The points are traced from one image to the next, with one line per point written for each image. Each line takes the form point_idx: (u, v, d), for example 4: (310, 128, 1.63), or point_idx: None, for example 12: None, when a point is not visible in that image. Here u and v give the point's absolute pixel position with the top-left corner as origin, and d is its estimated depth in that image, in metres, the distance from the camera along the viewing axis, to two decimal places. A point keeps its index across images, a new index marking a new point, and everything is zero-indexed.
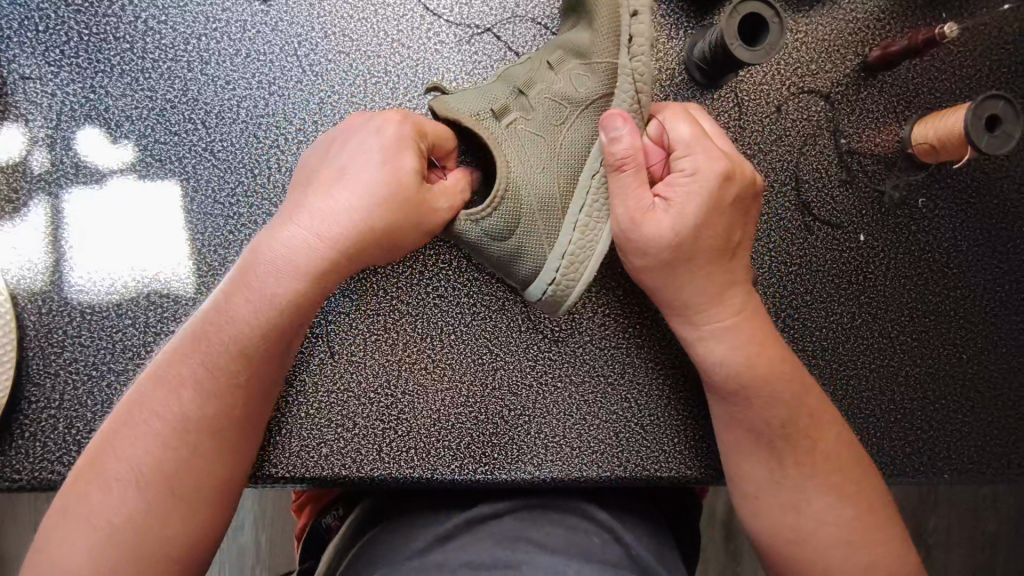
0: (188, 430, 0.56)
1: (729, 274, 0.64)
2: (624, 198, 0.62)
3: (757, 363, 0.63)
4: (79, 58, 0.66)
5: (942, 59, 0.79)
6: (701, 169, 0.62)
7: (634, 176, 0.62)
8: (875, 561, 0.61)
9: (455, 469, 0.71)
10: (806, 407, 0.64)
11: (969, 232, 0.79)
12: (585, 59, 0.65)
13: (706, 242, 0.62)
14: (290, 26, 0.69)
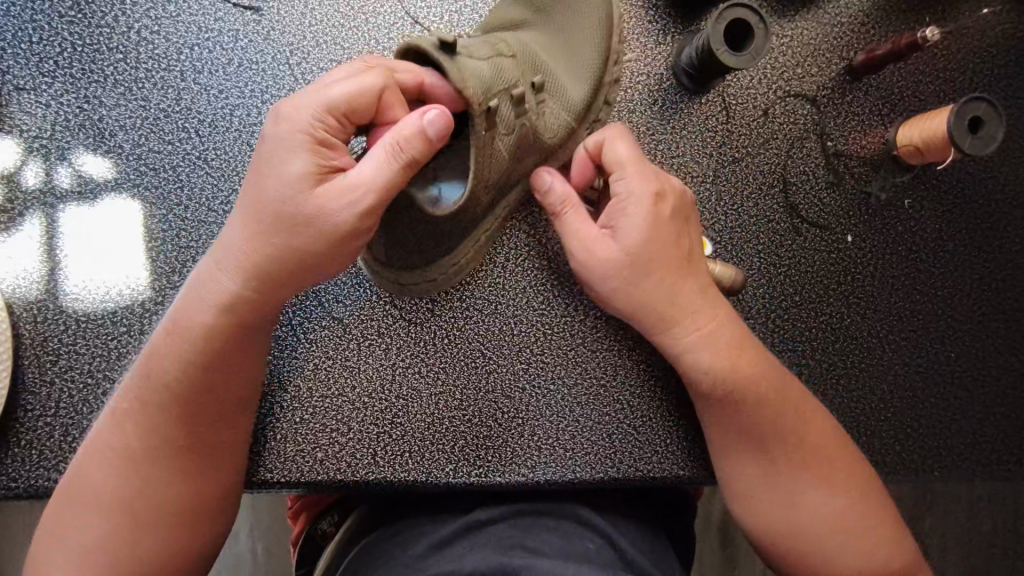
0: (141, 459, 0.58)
1: (694, 285, 0.65)
2: (573, 227, 0.65)
3: (750, 368, 0.64)
4: (72, 69, 0.67)
5: (926, 62, 0.80)
6: (662, 186, 0.65)
7: (574, 211, 0.65)
8: (870, 551, 0.62)
9: (449, 472, 0.72)
10: (790, 403, 0.65)
11: (954, 232, 0.81)
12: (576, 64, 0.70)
13: (639, 255, 0.63)
14: (281, 35, 0.70)
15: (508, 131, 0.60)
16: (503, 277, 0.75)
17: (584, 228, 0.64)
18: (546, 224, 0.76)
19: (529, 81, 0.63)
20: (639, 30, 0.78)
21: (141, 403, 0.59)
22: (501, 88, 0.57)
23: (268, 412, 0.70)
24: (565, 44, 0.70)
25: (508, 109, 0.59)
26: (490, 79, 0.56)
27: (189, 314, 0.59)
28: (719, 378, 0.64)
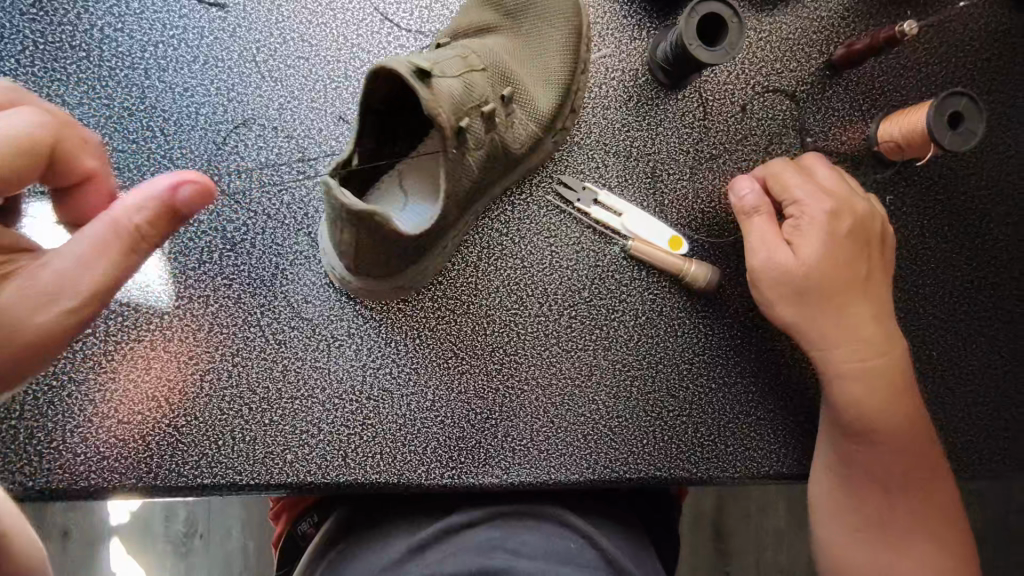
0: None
1: (866, 304, 0.66)
2: (758, 233, 0.67)
3: (887, 391, 0.64)
4: (34, 67, 0.66)
5: (908, 56, 0.79)
6: (838, 206, 0.66)
7: (762, 219, 0.68)
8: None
9: (422, 474, 0.71)
10: (920, 439, 0.65)
11: (936, 228, 0.79)
12: (540, 80, 0.70)
13: (827, 277, 0.65)
14: (248, 33, 0.69)
15: (479, 146, 0.63)
16: (477, 275, 0.74)
17: (758, 237, 0.67)
18: (520, 222, 0.75)
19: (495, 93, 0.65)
20: (614, 25, 0.76)
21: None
22: (470, 106, 0.61)
23: (237, 413, 0.69)
24: (533, 53, 0.70)
25: (480, 125, 0.62)
26: (459, 98, 0.60)
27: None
28: (872, 400, 0.64)
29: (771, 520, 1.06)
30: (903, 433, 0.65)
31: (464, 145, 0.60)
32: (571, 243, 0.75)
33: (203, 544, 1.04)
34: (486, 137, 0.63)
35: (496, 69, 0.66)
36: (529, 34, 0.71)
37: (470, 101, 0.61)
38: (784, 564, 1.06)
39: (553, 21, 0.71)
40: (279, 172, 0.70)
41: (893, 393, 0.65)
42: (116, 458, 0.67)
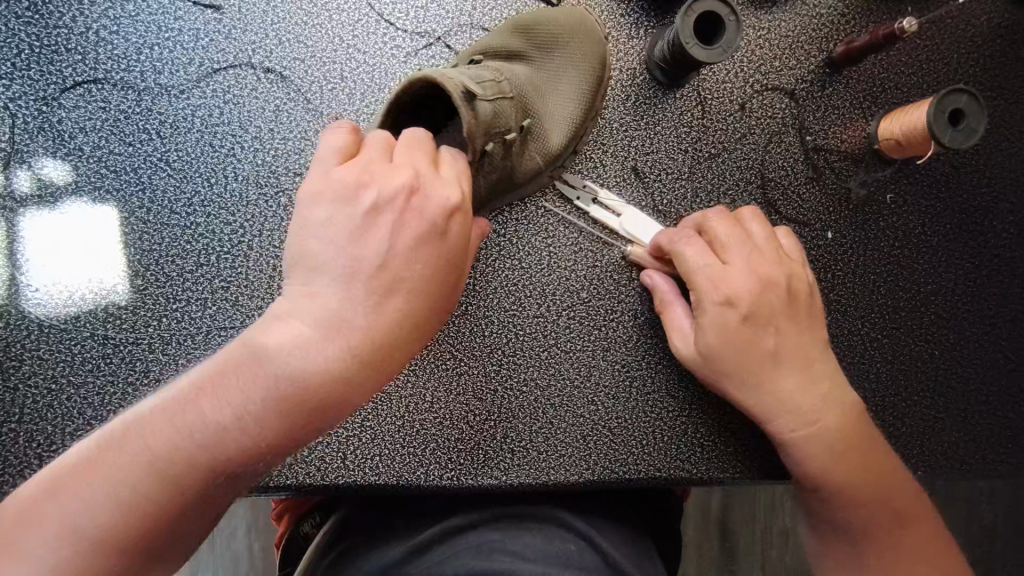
0: (146, 514, 0.43)
1: (791, 368, 0.62)
2: (674, 320, 0.67)
3: (841, 434, 0.62)
4: (31, 70, 0.66)
5: (909, 52, 0.78)
6: (715, 283, 0.63)
7: (680, 309, 0.68)
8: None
9: (421, 475, 0.71)
10: (895, 497, 0.61)
11: (938, 226, 0.79)
12: (558, 113, 0.68)
13: (744, 353, 0.62)
14: (243, 34, 0.69)
15: (488, 168, 0.59)
16: (475, 276, 0.74)
17: (674, 337, 0.67)
18: (518, 223, 0.75)
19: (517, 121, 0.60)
20: (612, 22, 0.76)
21: (172, 460, 0.43)
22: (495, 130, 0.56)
23: None
24: (554, 86, 0.68)
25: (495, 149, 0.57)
26: (488, 122, 0.55)
27: (188, 400, 0.44)
28: (828, 451, 0.61)
29: (775, 519, 1.06)
30: (873, 477, 0.61)
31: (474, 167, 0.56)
32: (569, 244, 0.75)
33: (207, 545, 1.04)
34: (501, 162, 0.61)
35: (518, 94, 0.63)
36: (552, 66, 0.69)
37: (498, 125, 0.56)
38: (791, 563, 1.05)
39: (576, 62, 0.69)
40: (275, 173, 0.68)
41: (849, 448, 0.61)
42: None
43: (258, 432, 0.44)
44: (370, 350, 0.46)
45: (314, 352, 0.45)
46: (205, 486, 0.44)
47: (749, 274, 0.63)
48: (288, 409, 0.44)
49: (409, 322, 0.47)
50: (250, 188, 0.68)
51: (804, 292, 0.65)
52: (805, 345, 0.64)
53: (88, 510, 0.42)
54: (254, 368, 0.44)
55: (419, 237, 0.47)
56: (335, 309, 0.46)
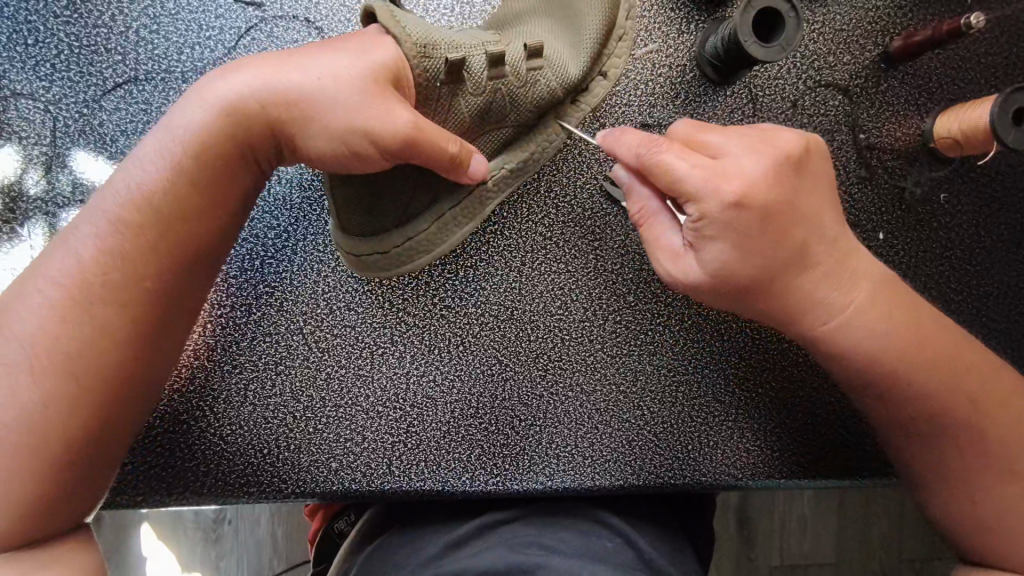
0: (93, 333, 0.51)
1: (809, 268, 0.57)
2: (661, 241, 0.58)
3: (879, 322, 0.58)
4: (71, 72, 0.64)
5: (966, 46, 0.75)
6: (706, 206, 0.53)
7: (658, 220, 0.58)
8: None
9: (466, 481, 0.70)
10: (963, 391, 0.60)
11: (993, 227, 0.76)
12: (573, 41, 0.66)
13: (759, 270, 0.55)
14: (285, 32, 0.67)
15: (475, 91, 0.58)
16: (520, 280, 0.72)
17: (660, 258, 0.58)
18: (564, 226, 0.73)
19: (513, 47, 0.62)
20: (661, 18, 0.73)
21: (87, 255, 0.52)
22: (474, 45, 0.58)
23: (281, 421, 0.69)
24: (565, 23, 0.67)
25: (483, 64, 0.58)
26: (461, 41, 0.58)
27: (105, 201, 0.53)
28: (869, 358, 0.59)
29: (796, 506, 1.05)
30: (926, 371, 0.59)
31: (455, 89, 0.57)
32: (615, 248, 0.74)
33: (232, 531, 1.05)
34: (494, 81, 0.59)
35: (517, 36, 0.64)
36: (567, 9, 0.67)
37: (474, 43, 0.59)
38: (809, 550, 1.05)
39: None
40: None
41: (899, 341, 0.59)
42: (163, 467, 0.67)
43: (148, 220, 0.52)
44: (249, 122, 0.52)
45: (208, 125, 0.52)
46: (122, 276, 0.52)
47: (733, 176, 0.53)
48: (181, 197, 0.53)
49: (297, 113, 0.52)
50: None
51: (803, 170, 0.56)
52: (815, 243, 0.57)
53: (37, 301, 0.51)
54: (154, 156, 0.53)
55: (336, 60, 0.52)
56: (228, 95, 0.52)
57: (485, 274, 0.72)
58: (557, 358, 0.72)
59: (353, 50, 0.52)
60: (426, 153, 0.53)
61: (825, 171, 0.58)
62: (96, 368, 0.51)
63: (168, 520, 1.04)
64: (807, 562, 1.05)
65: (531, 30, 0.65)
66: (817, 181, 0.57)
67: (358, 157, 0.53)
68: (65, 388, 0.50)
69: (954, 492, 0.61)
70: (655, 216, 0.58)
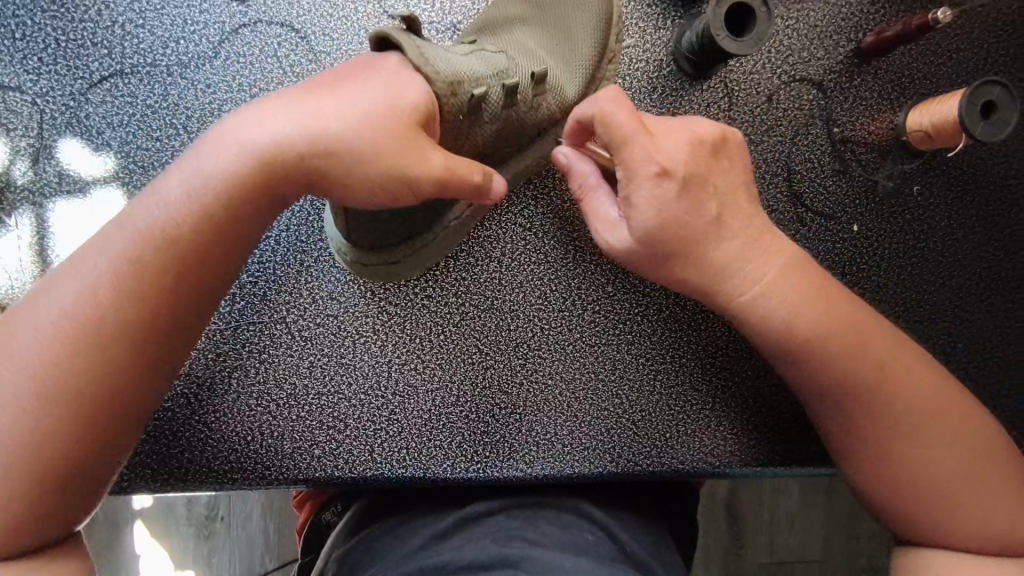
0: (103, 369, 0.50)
1: (727, 238, 0.58)
2: (597, 210, 0.59)
3: (806, 295, 0.59)
4: (58, 65, 0.66)
5: (938, 42, 0.77)
6: (635, 172, 0.55)
7: (596, 190, 0.60)
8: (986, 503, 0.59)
9: (448, 468, 0.71)
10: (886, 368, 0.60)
11: (964, 219, 0.78)
12: (569, 61, 0.67)
13: (687, 235, 0.57)
14: (269, 26, 0.68)
15: (492, 121, 0.59)
16: (501, 270, 0.74)
17: (597, 228, 0.59)
18: (544, 216, 0.75)
19: (523, 69, 0.61)
20: (639, 14, 0.75)
21: (100, 289, 0.51)
22: (491, 75, 0.57)
23: (264, 409, 0.70)
24: (561, 40, 0.67)
25: (499, 96, 0.58)
26: (482, 70, 0.56)
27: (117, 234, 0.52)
28: (802, 330, 0.59)
29: (783, 502, 1.06)
30: (856, 350, 0.60)
31: (476, 118, 0.57)
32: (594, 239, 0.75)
33: (224, 527, 1.05)
34: (503, 110, 0.59)
35: (522, 53, 0.63)
36: (560, 27, 0.68)
37: (494, 72, 0.57)
38: (796, 546, 1.06)
39: (582, 4, 0.68)
40: None
41: (828, 314, 0.60)
42: (148, 454, 0.68)
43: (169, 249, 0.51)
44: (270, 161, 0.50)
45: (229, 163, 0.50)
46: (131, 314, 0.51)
47: (658, 147, 0.56)
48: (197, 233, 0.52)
49: (333, 158, 0.49)
50: None
51: (721, 153, 0.59)
52: (741, 221, 0.59)
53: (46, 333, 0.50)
54: (181, 191, 0.51)
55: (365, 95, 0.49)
56: (262, 133, 0.49)
57: (466, 264, 0.74)
58: (537, 347, 0.74)
59: (382, 83, 0.50)
60: (454, 188, 0.53)
61: (741, 158, 0.61)
62: (103, 409, 0.51)
63: (161, 517, 1.05)
64: (794, 558, 1.06)
65: (532, 47, 0.65)
66: (732, 163, 0.60)
67: (389, 199, 0.52)
68: (62, 436, 0.50)
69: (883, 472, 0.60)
70: (594, 189, 0.60)
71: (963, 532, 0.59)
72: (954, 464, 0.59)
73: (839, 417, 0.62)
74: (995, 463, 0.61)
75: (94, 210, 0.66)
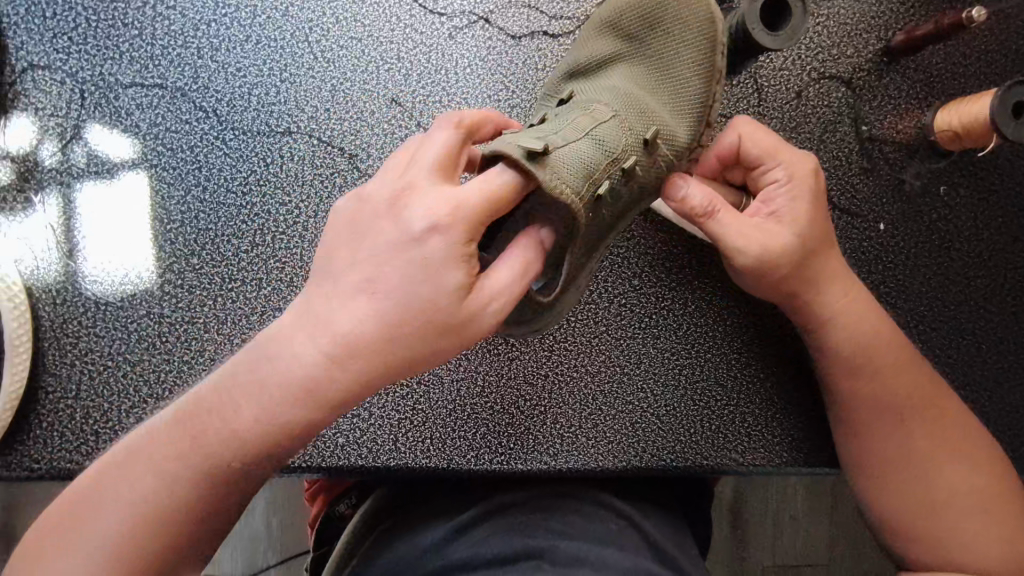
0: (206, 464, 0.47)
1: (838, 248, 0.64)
2: (736, 225, 0.58)
3: (874, 310, 0.64)
4: (88, 45, 0.66)
5: (967, 43, 0.77)
6: (794, 177, 0.61)
7: (727, 209, 0.58)
8: (1008, 520, 0.60)
9: (470, 459, 0.71)
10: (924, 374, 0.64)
11: (990, 220, 0.78)
12: (675, 98, 0.59)
13: (817, 239, 0.61)
14: (301, 12, 0.68)
15: (615, 200, 0.56)
16: None
17: (745, 240, 0.58)
18: None
19: (636, 134, 0.56)
20: None
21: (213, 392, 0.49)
22: (606, 160, 0.53)
23: None
24: (665, 77, 0.60)
25: (614, 181, 0.54)
26: (598, 156, 0.53)
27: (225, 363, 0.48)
28: (859, 334, 0.63)
29: (788, 506, 1.04)
30: (905, 359, 0.63)
31: (597, 207, 0.55)
32: (621, 231, 0.75)
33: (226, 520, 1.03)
34: (619, 190, 0.56)
35: (628, 103, 0.58)
36: (661, 60, 0.61)
37: (604, 155, 0.53)
38: (802, 551, 1.03)
39: (679, 30, 0.60)
40: (331, 153, 0.67)
41: (882, 320, 0.64)
42: None
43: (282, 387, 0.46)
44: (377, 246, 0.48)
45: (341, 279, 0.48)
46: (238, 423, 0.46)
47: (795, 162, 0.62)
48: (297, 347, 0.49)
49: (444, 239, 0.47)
50: (306, 168, 0.67)
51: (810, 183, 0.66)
52: (834, 246, 0.63)
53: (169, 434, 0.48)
54: (288, 365, 0.46)
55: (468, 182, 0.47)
56: (390, 302, 0.46)
57: None
58: (562, 340, 0.74)
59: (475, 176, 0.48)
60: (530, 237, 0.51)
61: None
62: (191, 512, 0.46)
63: None
64: (801, 562, 1.03)
65: (636, 92, 0.60)
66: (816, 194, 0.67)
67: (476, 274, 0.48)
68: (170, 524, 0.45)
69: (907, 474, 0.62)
70: (721, 211, 0.58)
71: (983, 544, 0.59)
72: (979, 483, 0.61)
73: (883, 421, 0.63)
74: (1015, 512, 0.60)
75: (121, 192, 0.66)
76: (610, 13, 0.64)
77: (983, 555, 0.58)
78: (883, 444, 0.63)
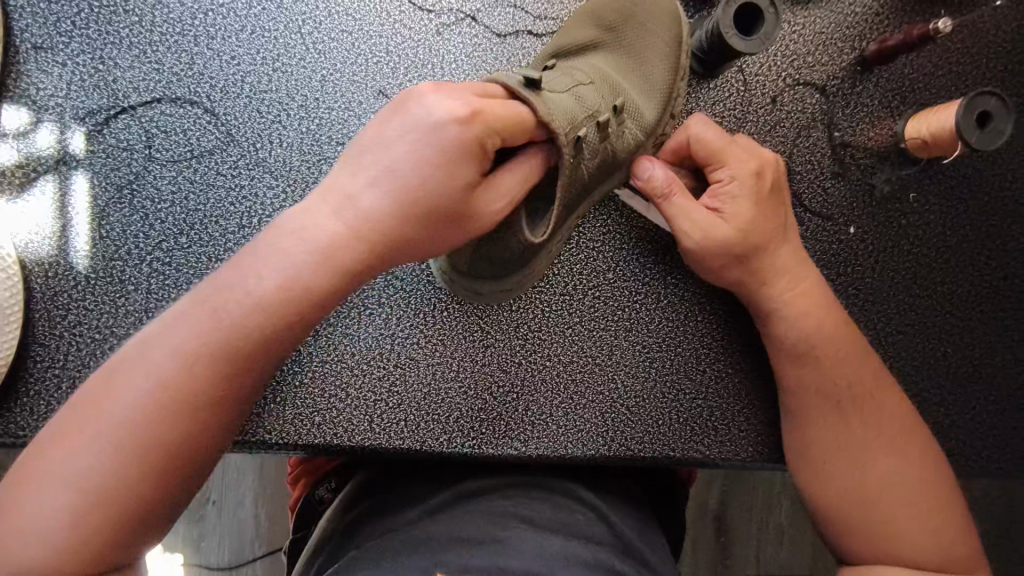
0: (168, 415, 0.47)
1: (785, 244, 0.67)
2: (687, 212, 0.64)
3: (821, 305, 0.67)
4: (90, 29, 0.69)
5: (939, 54, 0.80)
6: (738, 175, 0.64)
7: (682, 193, 0.64)
8: (946, 513, 0.62)
9: (443, 442, 0.73)
10: (866, 365, 0.67)
11: (957, 228, 0.80)
12: (644, 84, 0.65)
13: (758, 236, 0.64)
14: (295, 5, 0.71)
15: (590, 155, 0.57)
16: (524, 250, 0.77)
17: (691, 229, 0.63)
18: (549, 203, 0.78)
19: (609, 102, 0.59)
20: None
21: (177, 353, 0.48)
22: (587, 115, 0.56)
23: None
24: (634, 65, 0.66)
25: (594, 133, 0.56)
26: (579, 108, 0.55)
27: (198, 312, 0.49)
28: (806, 323, 0.66)
29: (773, 515, 1.03)
30: (847, 352, 0.66)
31: (578, 154, 0.55)
32: (599, 226, 0.78)
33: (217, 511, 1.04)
34: (597, 146, 0.58)
35: (602, 81, 0.62)
36: (631, 51, 0.66)
37: (586, 110, 0.56)
38: (784, 558, 1.03)
39: (653, 27, 0.66)
40: (318, 141, 0.70)
41: (824, 311, 0.67)
42: None
43: (240, 337, 0.48)
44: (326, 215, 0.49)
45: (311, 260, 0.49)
46: (191, 360, 0.48)
47: (746, 159, 0.65)
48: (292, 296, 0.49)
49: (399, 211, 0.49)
50: (295, 155, 0.70)
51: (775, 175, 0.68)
52: (782, 240, 0.66)
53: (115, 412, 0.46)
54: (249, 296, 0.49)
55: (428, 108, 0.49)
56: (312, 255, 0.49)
57: None
58: (537, 329, 0.76)
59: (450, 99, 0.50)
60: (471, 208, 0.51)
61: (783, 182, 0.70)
62: (134, 480, 0.45)
63: None
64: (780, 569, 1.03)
65: (613, 76, 0.63)
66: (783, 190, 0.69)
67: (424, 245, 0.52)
68: (121, 504, 0.45)
69: (849, 462, 0.64)
70: (676, 197, 0.64)
71: (917, 531, 0.61)
72: (916, 476, 0.63)
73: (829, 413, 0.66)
74: (954, 507, 0.63)
75: (114, 171, 0.69)
76: (590, 11, 0.68)
77: (917, 545, 0.61)
78: (834, 433, 0.65)
